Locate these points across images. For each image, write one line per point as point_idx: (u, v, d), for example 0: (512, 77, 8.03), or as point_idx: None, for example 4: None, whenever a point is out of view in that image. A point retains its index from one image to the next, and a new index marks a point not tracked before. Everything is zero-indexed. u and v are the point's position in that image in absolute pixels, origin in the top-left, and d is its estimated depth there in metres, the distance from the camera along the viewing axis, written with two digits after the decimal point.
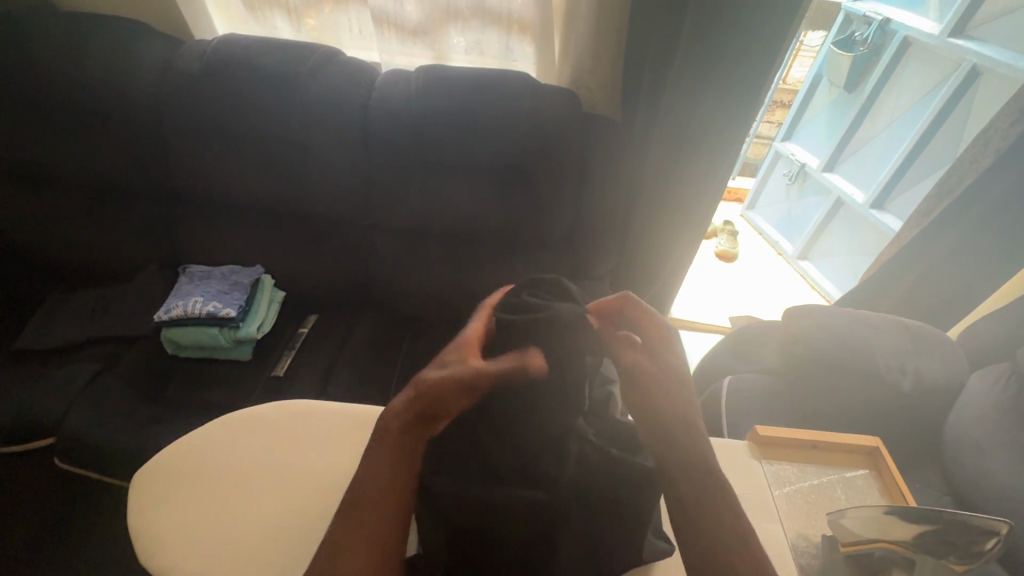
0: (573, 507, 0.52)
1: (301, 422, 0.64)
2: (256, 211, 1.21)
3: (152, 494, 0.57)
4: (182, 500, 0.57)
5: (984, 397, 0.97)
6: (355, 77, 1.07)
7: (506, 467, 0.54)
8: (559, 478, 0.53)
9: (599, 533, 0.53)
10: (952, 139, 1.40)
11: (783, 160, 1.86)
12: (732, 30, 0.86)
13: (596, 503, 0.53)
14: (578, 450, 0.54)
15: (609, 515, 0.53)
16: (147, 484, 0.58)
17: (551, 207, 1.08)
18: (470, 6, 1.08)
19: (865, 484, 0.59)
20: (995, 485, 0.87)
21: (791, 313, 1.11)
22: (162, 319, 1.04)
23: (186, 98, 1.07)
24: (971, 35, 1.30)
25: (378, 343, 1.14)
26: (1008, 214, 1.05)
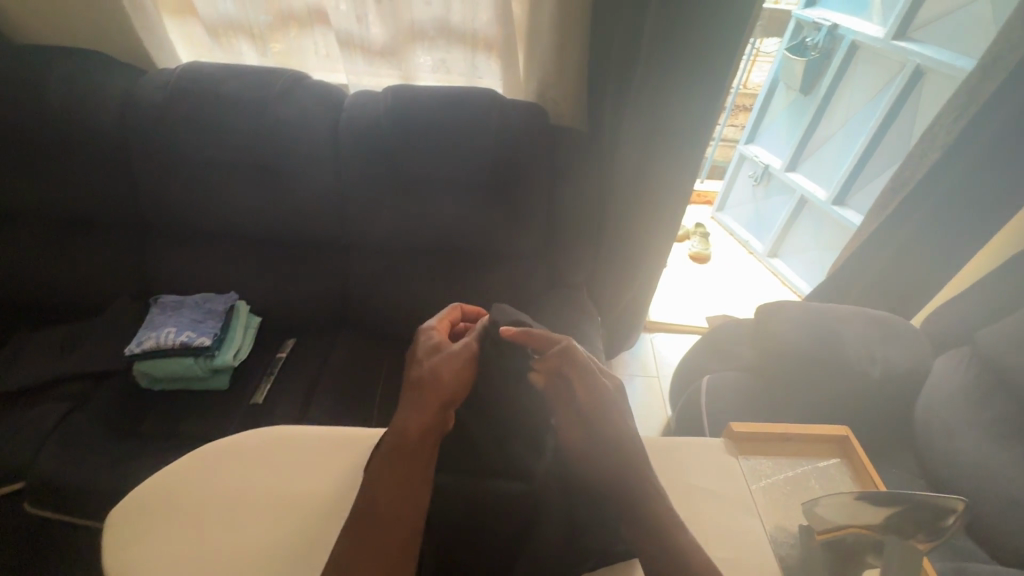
0: (552, 500, 0.54)
1: (285, 447, 0.63)
2: (229, 237, 1.19)
3: (131, 530, 0.56)
4: (164, 532, 0.56)
5: (949, 380, 1.01)
6: (323, 99, 1.07)
7: (491, 458, 0.60)
8: (539, 474, 0.58)
9: (580, 535, 0.53)
10: (903, 136, 1.46)
11: (749, 162, 1.96)
12: (690, 42, 0.90)
13: (575, 494, 0.54)
14: (553, 442, 0.60)
15: (591, 517, 0.54)
16: (125, 521, 0.57)
17: (525, 219, 1.10)
18: (434, 26, 1.10)
19: (838, 472, 0.60)
20: (967, 463, 0.91)
21: (763, 309, 1.15)
22: (133, 352, 1.01)
23: (152, 127, 1.06)
24: (912, 37, 1.38)
25: (358, 364, 1.14)
26: (958, 205, 1.10)
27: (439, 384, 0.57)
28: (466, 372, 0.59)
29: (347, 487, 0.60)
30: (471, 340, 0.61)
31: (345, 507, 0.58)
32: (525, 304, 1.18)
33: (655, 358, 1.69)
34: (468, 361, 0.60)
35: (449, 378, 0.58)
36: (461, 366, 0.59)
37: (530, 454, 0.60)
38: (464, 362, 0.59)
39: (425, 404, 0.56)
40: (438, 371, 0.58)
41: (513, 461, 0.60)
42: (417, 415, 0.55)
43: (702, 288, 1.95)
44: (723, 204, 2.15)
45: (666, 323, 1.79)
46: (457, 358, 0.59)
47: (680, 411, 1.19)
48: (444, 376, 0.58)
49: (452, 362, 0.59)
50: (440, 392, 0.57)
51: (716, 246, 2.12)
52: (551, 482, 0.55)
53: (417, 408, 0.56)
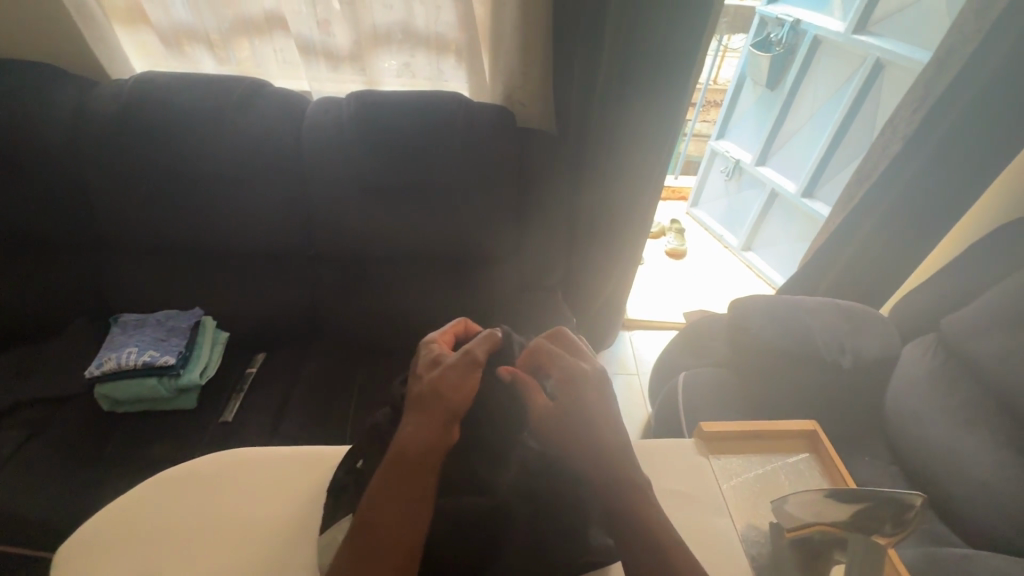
0: (519, 514, 0.51)
1: (245, 471, 0.62)
2: (192, 251, 1.16)
3: (81, 567, 0.54)
4: (115, 568, 0.53)
5: (916, 367, 1.03)
6: (284, 107, 1.05)
7: (457, 480, 0.55)
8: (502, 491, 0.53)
9: (546, 556, 0.50)
10: (867, 128, 1.48)
11: (720, 157, 1.98)
12: (652, 41, 0.90)
13: (542, 506, 0.52)
14: (518, 457, 0.55)
15: (557, 532, 0.51)
16: (72, 559, 0.54)
17: (495, 222, 1.09)
18: (396, 30, 1.09)
19: (807, 468, 0.61)
20: (936, 449, 0.92)
21: (736, 304, 1.14)
22: (94, 375, 0.98)
23: (105, 140, 1.02)
24: (872, 31, 1.40)
25: (331, 376, 1.11)
26: (919, 196, 1.12)
27: (440, 397, 0.54)
28: (469, 383, 0.56)
29: (310, 511, 0.58)
30: (471, 350, 0.58)
31: (308, 530, 0.57)
32: (499, 308, 1.17)
33: (635, 355, 1.69)
34: (471, 371, 0.57)
35: (450, 391, 0.55)
36: (465, 378, 0.56)
37: (493, 468, 0.55)
38: (466, 373, 0.56)
39: (427, 419, 0.53)
40: (438, 384, 0.55)
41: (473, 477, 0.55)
42: (419, 430, 0.52)
43: (679, 283, 1.96)
44: (697, 199, 2.17)
45: (644, 320, 1.80)
46: (459, 368, 0.56)
47: (658, 408, 1.20)
48: (445, 389, 0.55)
49: (453, 374, 0.56)
50: (442, 405, 0.54)
51: (691, 241, 2.14)
52: (518, 496, 0.52)
53: (418, 423, 0.53)
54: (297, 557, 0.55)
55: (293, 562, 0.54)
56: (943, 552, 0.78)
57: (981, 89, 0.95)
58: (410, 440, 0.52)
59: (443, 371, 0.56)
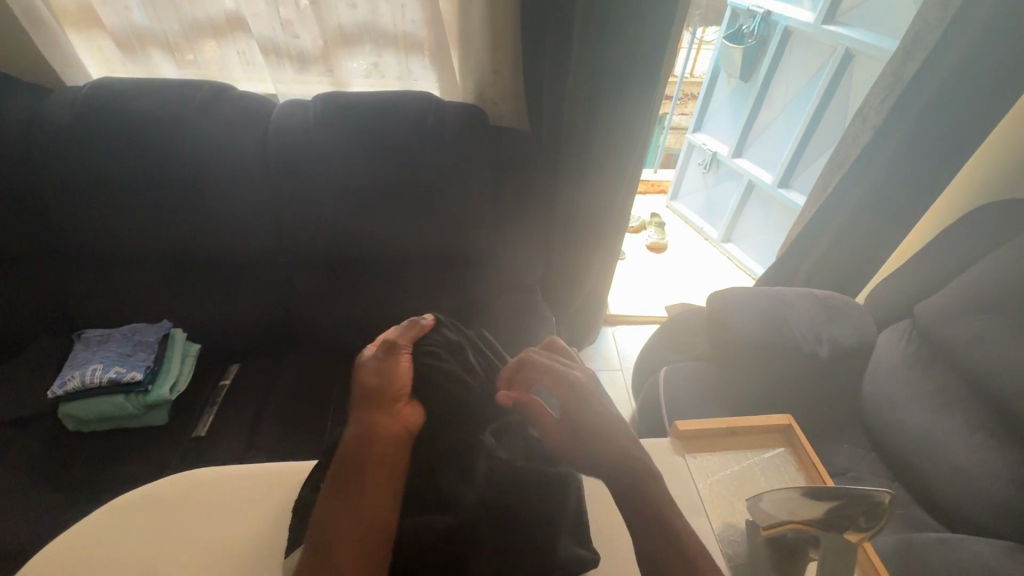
0: (487, 527, 0.49)
1: (206, 491, 0.60)
2: (159, 262, 1.13)
3: None
4: None
5: (891, 355, 1.04)
6: (248, 111, 1.02)
7: (422, 491, 0.52)
8: (467, 502, 0.51)
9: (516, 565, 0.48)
10: (839, 118, 1.50)
11: (698, 150, 1.99)
12: (620, 36, 0.89)
13: (512, 519, 0.50)
14: (485, 466, 0.54)
15: (527, 539, 0.49)
16: None
17: (471, 223, 1.07)
18: (362, 30, 1.06)
19: (782, 462, 0.62)
20: (912, 435, 0.93)
21: (715, 297, 1.13)
22: (57, 394, 0.95)
23: (60, 149, 0.98)
24: (841, 21, 1.41)
25: (307, 385, 1.09)
26: (890, 185, 1.13)
27: (373, 384, 0.56)
28: (397, 367, 0.59)
29: (275, 527, 0.57)
30: (390, 341, 0.62)
31: (272, 551, 0.55)
32: (478, 309, 1.15)
33: (618, 351, 1.69)
34: (395, 357, 0.60)
35: (380, 378, 0.57)
36: (390, 364, 0.59)
37: (459, 478, 0.53)
38: (391, 359, 0.60)
39: (367, 407, 0.54)
40: (369, 376, 0.57)
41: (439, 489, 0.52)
42: (360, 418, 0.53)
43: (661, 277, 1.96)
44: (676, 192, 2.17)
45: (626, 316, 1.80)
46: (383, 358, 0.60)
47: (640, 404, 1.20)
48: (374, 377, 0.57)
49: (379, 363, 0.59)
50: (379, 391, 0.56)
51: (672, 234, 2.14)
52: (485, 507, 0.50)
53: (362, 413, 0.54)
54: None
55: None
56: (920, 538, 0.78)
57: (946, 77, 0.96)
58: (360, 428, 0.52)
59: (369, 366, 0.59)
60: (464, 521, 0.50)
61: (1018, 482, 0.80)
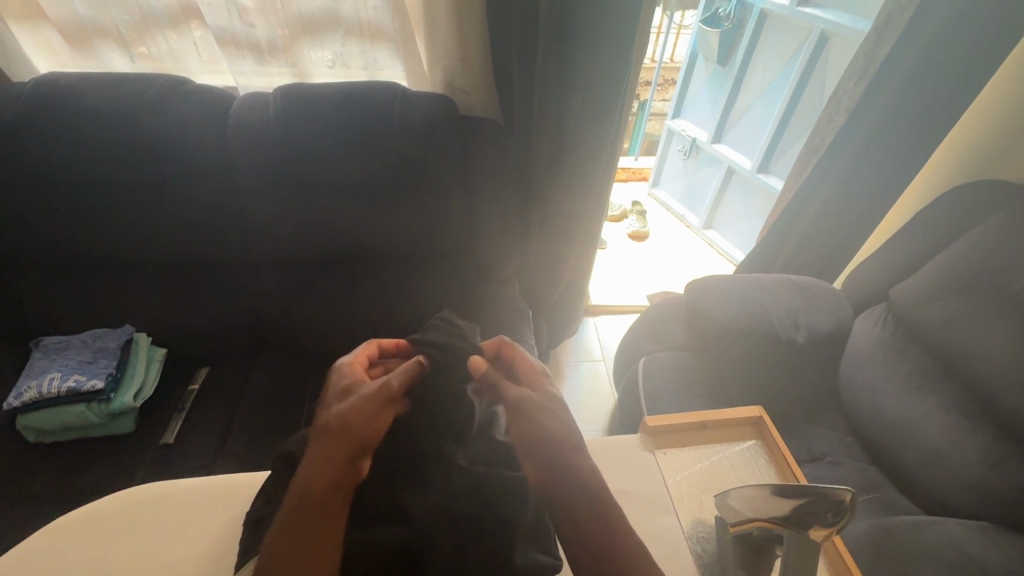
0: (438, 543, 0.48)
1: (156, 509, 0.58)
2: (119, 265, 1.09)
3: None
4: None
5: (867, 339, 1.04)
6: (205, 104, 0.97)
7: (380, 509, 0.52)
8: (421, 517, 0.50)
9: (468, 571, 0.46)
10: (815, 101, 1.49)
11: (677, 136, 1.96)
12: (588, 23, 0.87)
13: (466, 528, 0.48)
14: (444, 477, 0.52)
15: (479, 547, 0.47)
16: None
17: (443, 218, 1.04)
18: (323, 19, 1.03)
19: (753, 455, 0.61)
20: (888, 419, 0.93)
21: (693, 286, 1.13)
22: (14, 406, 0.92)
23: (7, 149, 0.93)
24: (816, 3, 1.39)
25: (278, 389, 1.06)
26: (866, 170, 1.12)
27: (355, 437, 0.48)
28: (386, 421, 0.51)
29: (228, 544, 0.56)
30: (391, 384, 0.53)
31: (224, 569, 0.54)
32: (454, 305, 1.13)
33: (600, 341, 1.68)
34: (389, 410, 0.52)
35: (361, 429, 0.49)
36: (380, 413, 0.51)
37: (414, 490, 0.52)
38: (385, 409, 0.52)
39: (341, 459, 0.47)
40: (351, 420, 0.49)
41: (397, 506, 0.52)
42: (329, 471, 0.46)
43: (643, 266, 1.95)
44: (657, 179, 2.16)
45: (608, 305, 1.79)
46: (374, 402, 0.51)
47: (621, 395, 1.19)
48: (361, 426, 0.49)
49: (367, 407, 0.51)
50: (349, 438, 0.48)
51: (654, 222, 2.13)
52: (438, 522, 0.49)
53: (331, 463, 0.47)
54: None
55: None
56: (896, 522, 0.79)
57: (918, 58, 0.95)
58: (318, 476, 0.46)
59: (361, 406, 0.50)
60: (421, 537, 0.49)
61: (992, 464, 0.80)
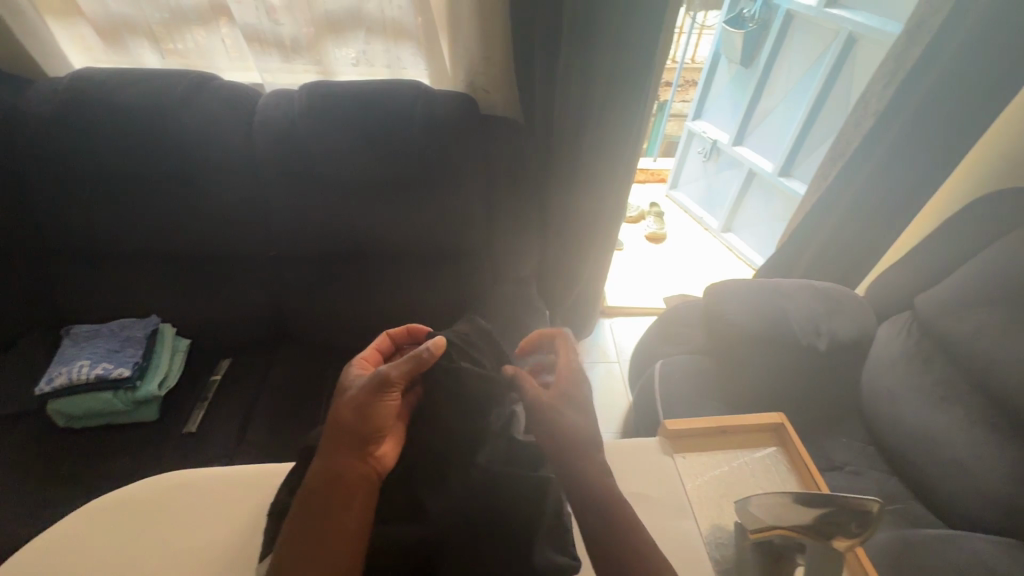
0: (456, 545, 0.48)
1: (181, 495, 0.60)
2: (146, 257, 1.11)
3: None
4: None
5: (889, 348, 1.02)
6: (232, 99, 0.99)
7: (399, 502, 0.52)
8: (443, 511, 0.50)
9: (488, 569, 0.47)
10: (841, 104, 1.46)
11: (698, 138, 1.95)
12: (611, 23, 0.86)
13: (486, 529, 0.49)
14: (465, 476, 0.52)
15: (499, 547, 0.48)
16: None
17: (462, 216, 1.04)
18: (348, 17, 1.04)
19: (774, 462, 0.61)
20: (911, 430, 0.92)
21: (712, 290, 1.12)
22: (45, 391, 0.95)
23: (42, 143, 0.96)
24: (844, 4, 1.37)
25: (296, 382, 1.08)
26: (892, 176, 1.10)
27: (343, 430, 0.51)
28: (381, 409, 0.53)
29: (250, 533, 0.57)
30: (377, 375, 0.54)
31: (246, 556, 0.56)
32: (471, 303, 1.13)
33: (615, 343, 1.68)
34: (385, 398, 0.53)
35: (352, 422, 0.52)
36: (373, 402, 0.53)
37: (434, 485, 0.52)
38: (377, 398, 0.53)
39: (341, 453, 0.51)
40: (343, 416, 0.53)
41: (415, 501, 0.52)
42: (333, 463, 0.50)
43: (660, 269, 1.94)
44: (676, 181, 2.14)
45: (624, 307, 1.78)
46: (362, 393, 0.53)
47: (636, 398, 1.19)
48: (352, 417, 0.52)
49: (362, 399, 0.53)
50: (347, 430, 0.52)
51: (671, 224, 2.11)
52: (455, 523, 0.49)
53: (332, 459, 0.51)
54: None
55: None
56: (916, 536, 0.77)
57: (950, 62, 0.92)
58: (322, 471, 0.50)
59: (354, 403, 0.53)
60: (442, 531, 0.49)
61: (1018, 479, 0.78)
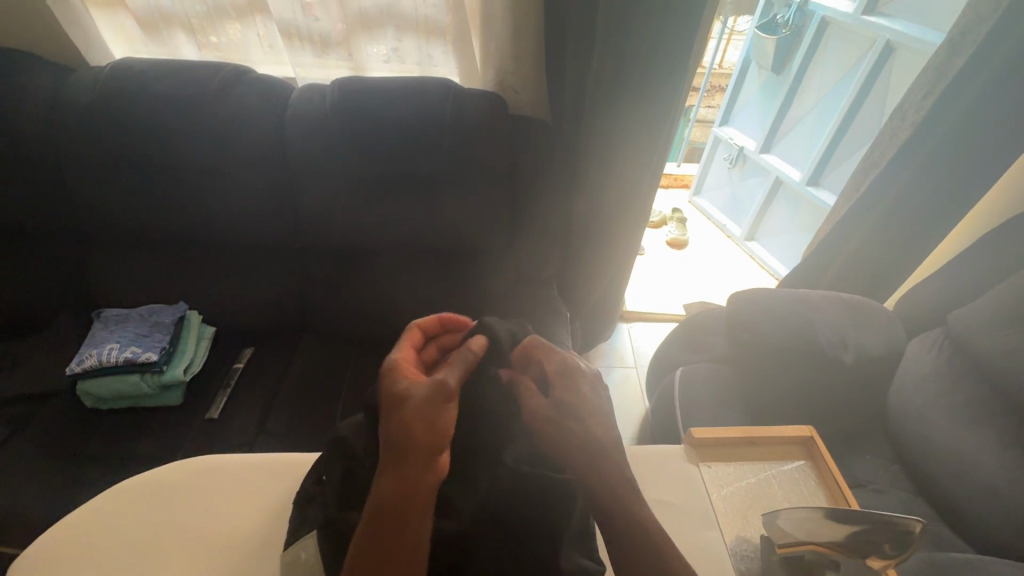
0: (486, 541, 0.49)
1: (209, 480, 0.61)
2: (176, 244, 1.14)
3: None
4: None
5: (918, 364, 0.99)
6: (266, 93, 1.00)
7: None
8: (471, 510, 0.49)
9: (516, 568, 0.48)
10: (875, 113, 1.43)
11: (724, 144, 1.92)
12: (644, 25, 0.86)
13: (514, 529, 0.49)
14: (491, 475, 0.52)
15: (528, 549, 0.49)
16: None
17: (488, 215, 1.04)
18: (383, 14, 1.05)
19: (802, 475, 0.61)
20: (939, 449, 0.89)
21: (736, 297, 1.10)
22: (75, 371, 0.97)
23: (81, 130, 0.98)
24: (882, 12, 1.34)
25: (316, 374, 1.09)
26: (928, 189, 1.07)
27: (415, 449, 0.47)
28: (447, 418, 0.49)
29: (276, 520, 0.58)
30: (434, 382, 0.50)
31: (270, 542, 0.57)
32: (492, 302, 1.13)
33: (633, 349, 1.67)
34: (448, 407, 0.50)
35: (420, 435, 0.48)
36: (441, 413, 0.49)
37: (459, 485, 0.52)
38: (441, 407, 0.49)
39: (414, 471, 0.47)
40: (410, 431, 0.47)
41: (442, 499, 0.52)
42: (404, 480, 0.46)
43: (680, 275, 1.92)
44: (699, 187, 2.12)
45: (643, 312, 1.77)
46: (430, 403, 0.49)
47: (655, 405, 1.18)
48: (420, 429, 0.48)
49: (429, 411, 0.48)
50: (417, 445, 0.47)
51: (693, 231, 2.09)
52: (484, 524, 0.49)
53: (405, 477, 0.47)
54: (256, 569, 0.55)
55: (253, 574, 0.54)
56: (941, 559, 0.75)
57: (996, 72, 0.89)
58: (389, 491, 0.46)
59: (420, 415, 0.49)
60: (471, 531, 0.49)
61: None
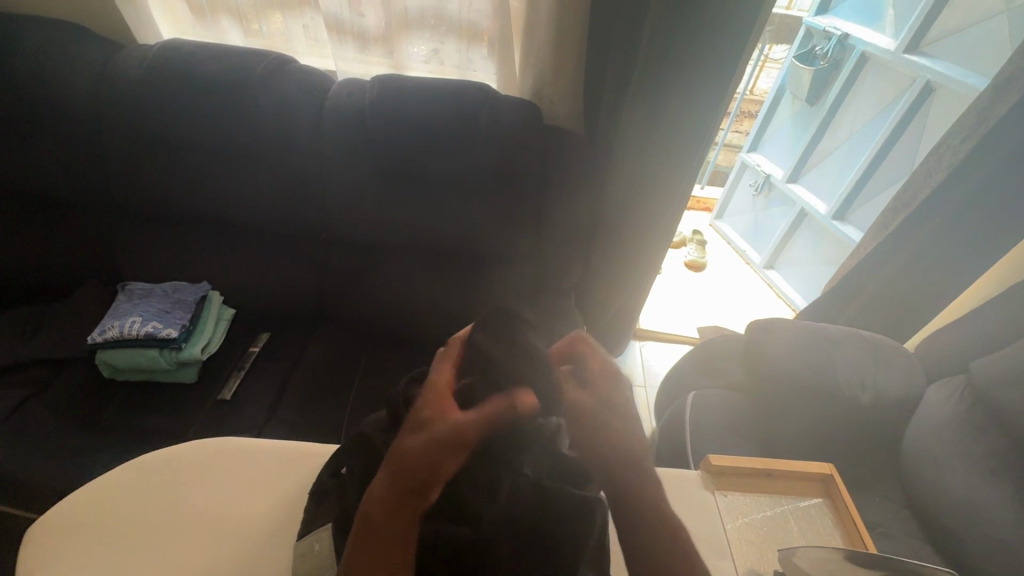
0: (505, 548, 0.49)
1: (228, 462, 0.63)
2: (204, 224, 1.16)
3: (47, 552, 0.53)
4: (83, 555, 0.53)
5: (938, 410, 0.96)
6: (307, 85, 1.02)
7: (447, 501, 0.51)
8: (489, 521, 0.50)
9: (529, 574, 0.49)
10: (908, 152, 1.41)
11: (750, 170, 1.92)
12: (686, 46, 0.86)
13: (532, 537, 0.50)
14: (511, 482, 0.51)
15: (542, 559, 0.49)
16: (42, 545, 0.54)
17: (515, 221, 1.05)
18: (426, 16, 1.06)
19: (819, 514, 0.62)
20: (952, 497, 0.87)
21: (755, 325, 1.10)
22: (97, 341, 0.98)
23: (123, 105, 1.00)
24: (925, 51, 1.32)
25: (330, 365, 1.10)
26: (959, 233, 1.05)
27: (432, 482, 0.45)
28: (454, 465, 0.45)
29: (290, 510, 0.59)
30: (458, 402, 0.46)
31: (282, 531, 0.57)
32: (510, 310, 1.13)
33: (644, 367, 1.66)
34: (457, 449, 0.45)
35: (415, 454, 0.45)
36: (450, 460, 0.45)
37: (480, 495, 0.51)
38: (454, 451, 0.45)
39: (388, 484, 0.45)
40: (407, 448, 0.45)
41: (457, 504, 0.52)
42: (396, 502, 0.45)
43: (695, 298, 1.91)
44: (721, 212, 2.12)
45: (655, 331, 1.77)
46: (446, 446, 0.44)
47: (663, 426, 1.17)
48: (422, 469, 0.45)
49: (441, 457, 0.44)
50: (418, 479, 0.45)
51: (711, 254, 2.08)
52: (504, 530, 0.50)
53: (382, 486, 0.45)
54: (266, 556, 0.55)
55: (264, 561, 0.55)
56: None
57: None
58: (377, 503, 0.45)
59: (420, 444, 0.45)
60: (487, 541, 0.50)
61: None
